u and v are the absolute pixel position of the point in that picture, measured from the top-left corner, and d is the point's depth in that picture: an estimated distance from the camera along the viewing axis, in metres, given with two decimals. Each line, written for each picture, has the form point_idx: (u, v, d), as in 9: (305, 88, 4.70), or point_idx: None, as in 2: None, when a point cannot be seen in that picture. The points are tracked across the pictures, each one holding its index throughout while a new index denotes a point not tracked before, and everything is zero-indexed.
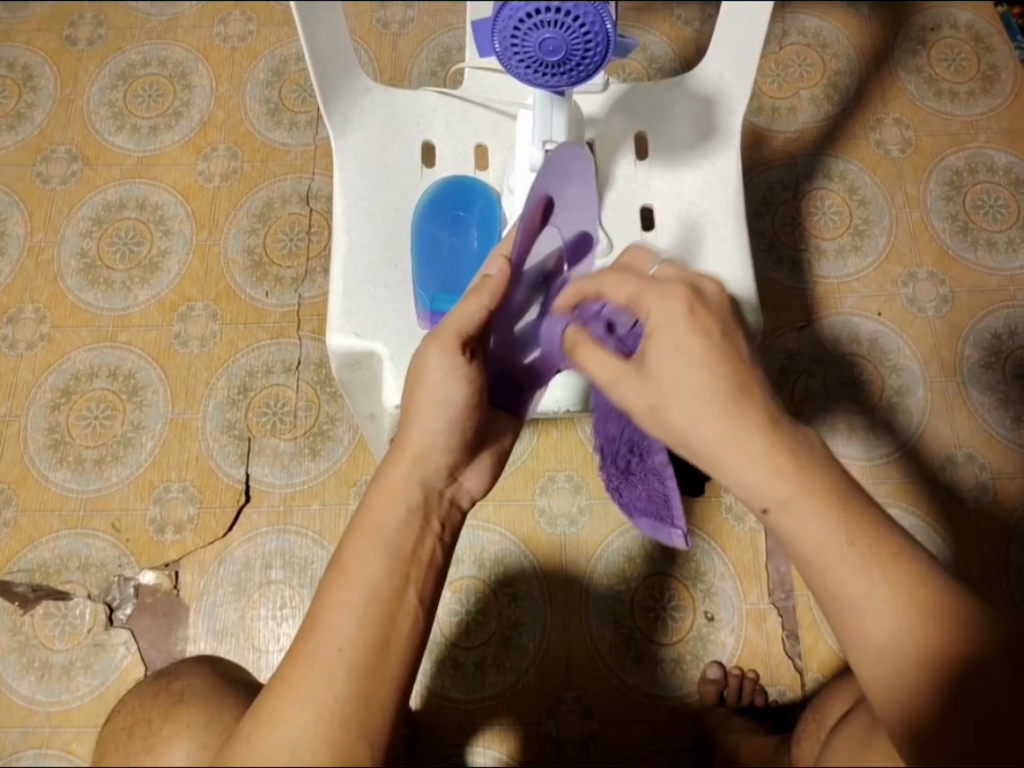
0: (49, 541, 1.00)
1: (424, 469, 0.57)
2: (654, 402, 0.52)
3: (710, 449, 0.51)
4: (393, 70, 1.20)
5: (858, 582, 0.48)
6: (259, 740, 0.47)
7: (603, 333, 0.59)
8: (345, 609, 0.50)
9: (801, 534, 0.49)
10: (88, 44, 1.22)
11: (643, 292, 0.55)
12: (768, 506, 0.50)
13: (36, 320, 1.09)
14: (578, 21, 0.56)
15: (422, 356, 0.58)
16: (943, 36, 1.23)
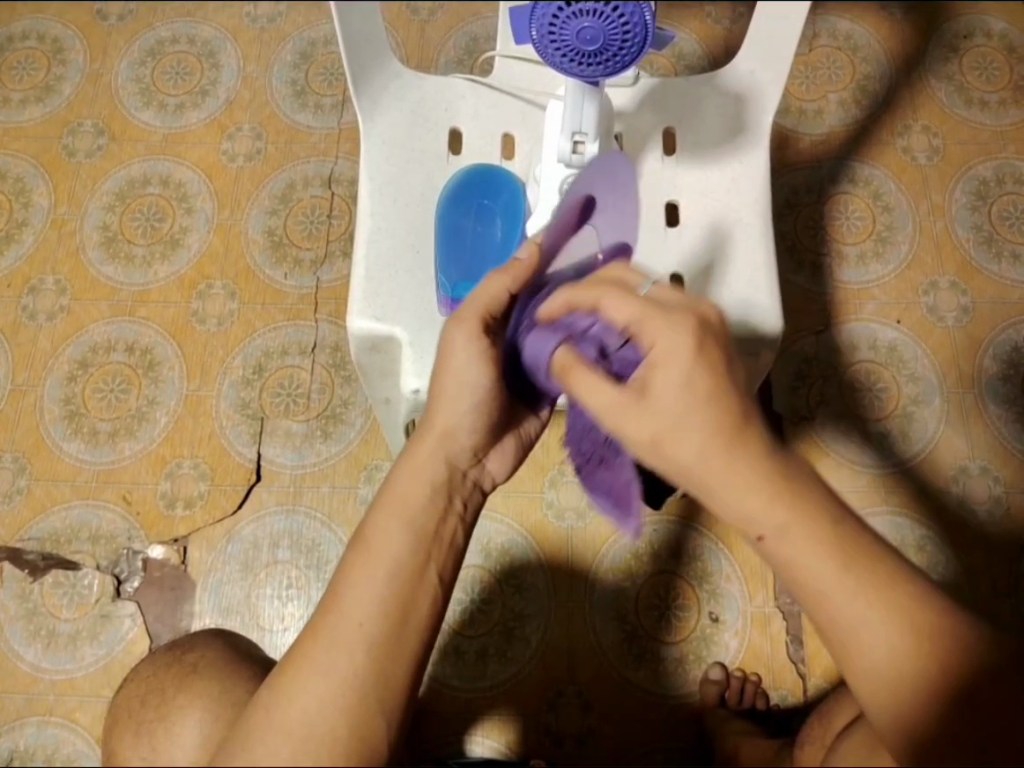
0: (60, 510, 1.01)
1: (448, 447, 0.57)
2: (656, 432, 0.48)
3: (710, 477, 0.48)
4: (420, 57, 1.20)
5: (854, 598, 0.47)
6: (277, 713, 0.47)
7: (596, 357, 0.54)
8: (366, 584, 0.50)
9: (799, 558, 0.48)
10: (119, 19, 1.22)
11: (648, 317, 0.50)
12: (763, 533, 0.48)
13: (57, 291, 1.10)
14: (618, 11, 0.56)
15: (448, 336, 0.58)
16: (975, 43, 1.22)
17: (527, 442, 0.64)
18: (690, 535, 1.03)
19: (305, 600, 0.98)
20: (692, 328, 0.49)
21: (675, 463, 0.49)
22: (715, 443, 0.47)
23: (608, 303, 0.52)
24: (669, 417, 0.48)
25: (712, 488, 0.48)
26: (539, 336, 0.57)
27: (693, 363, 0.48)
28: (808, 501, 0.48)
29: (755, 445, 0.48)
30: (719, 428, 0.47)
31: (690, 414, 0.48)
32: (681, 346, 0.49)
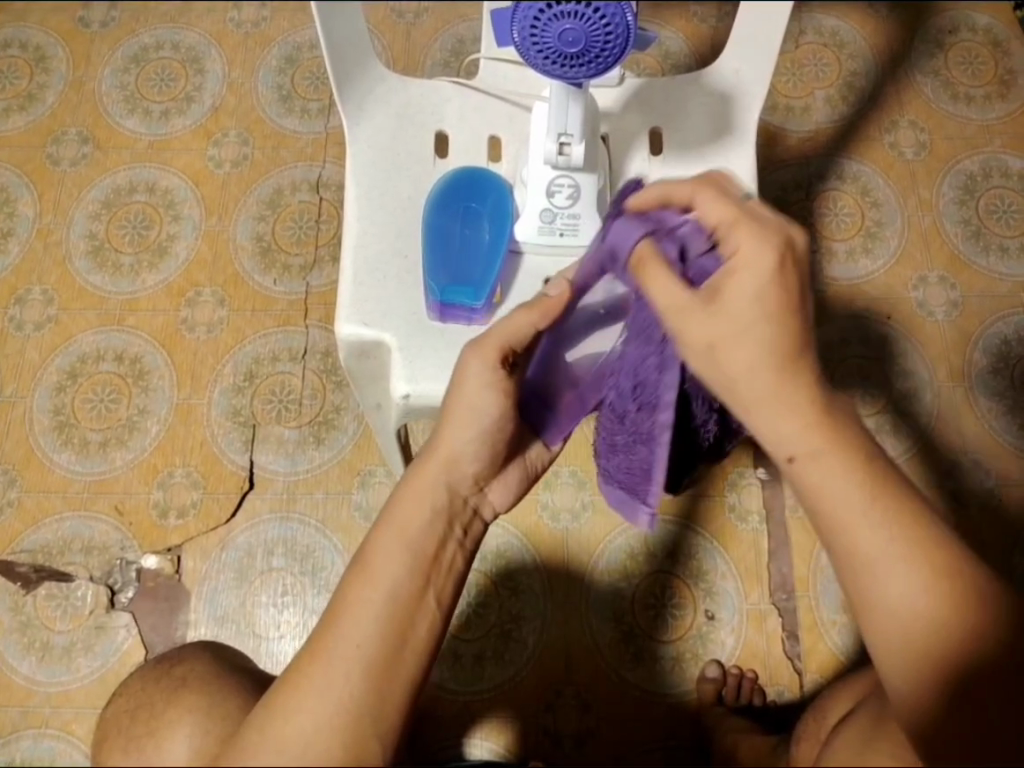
0: (52, 522, 1.00)
1: (451, 475, 0.57)
2: (714, 337, 0.48)
3: (759, 394, 0.48)
4: (407, 60, 1.19)
5: (862, 548, 0.49)
6: (272, 732, 0.47)
7: (673, 258, 0.53)
8: (364, 607, 0.50)
9: (823, 487, 0.49)
10: (101, 26, 1.21)
11: (739, 221, 0.49)
12: (794, 455, 0.49)
13: (44, 302, 1.09)
14: (599, 12, 0.55)
15: (463, 364, 0.58)
16: (960, 38, 1.22)
17: (531, 478, 0.65)
18: (689, 538, 1.03)
19: (300, 606, 0.97)
20: (781, 242, 0.48)
21: (726, 376, 0.49)
22: (772, 360, 0.48)
23: (703, 198, 0.51)
24: (735, 325, 0.48)
25: (755, 408, 0.49)
26: (626, 221, 0.55)
27: (776, 278, 0.48)
28: (842, 438, 0.49)
29: (806, 374, 0.49)
30: (777, 349, 0.48)
31: (755, 326, 0.48)
32: (765, 261, 0.48)
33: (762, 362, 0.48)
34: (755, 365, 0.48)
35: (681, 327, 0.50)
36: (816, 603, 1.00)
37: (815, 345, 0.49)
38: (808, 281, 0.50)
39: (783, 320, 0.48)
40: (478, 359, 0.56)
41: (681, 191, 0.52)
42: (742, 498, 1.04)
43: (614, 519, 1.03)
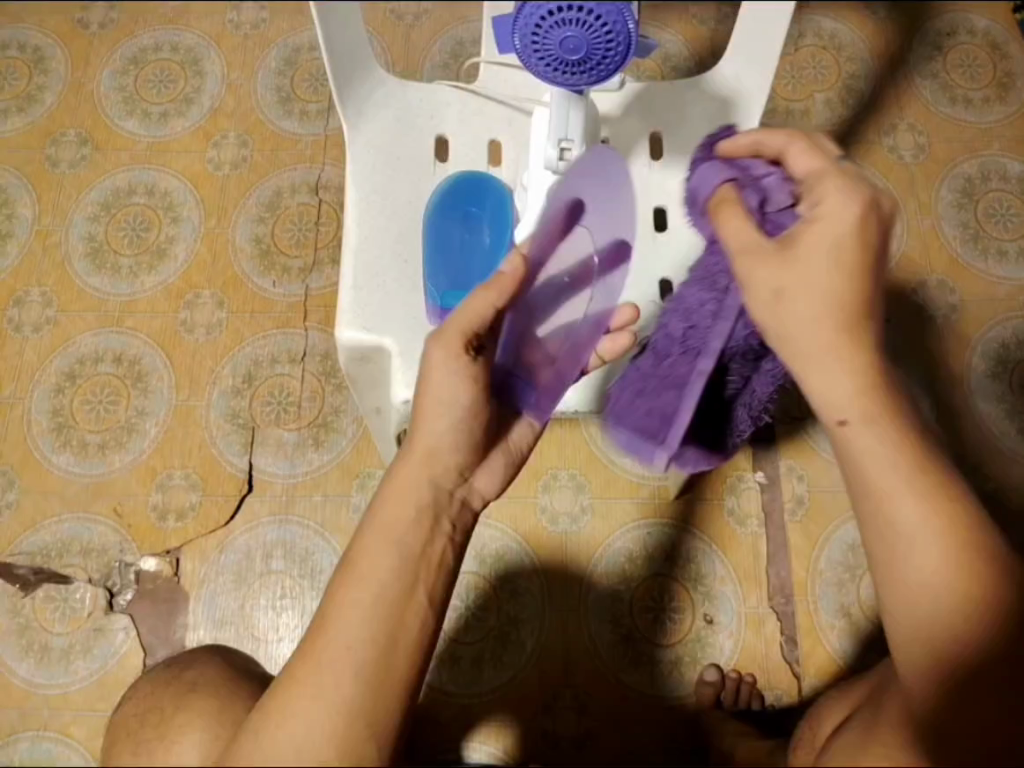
0: (51, 524, 1.00)
1: (432, 468, 0.56)
2: (782, 285, 0.50)
3: (815, 346, 0.50)
4: (406, 62, 1.19)
5: (900, 519, 0.49)
6: (268, 735, 0.48)
7: (754, 206, 0.55)
8: (355, 607, 0.50)
9: (866, 453, 0.50)
10: (100, 27, 1.21)
11: (826, 174, 0.52)
12: (846, 419, 0.50)
13: (43, 303, 1.09)
14: (601, 20, 0.55)
15: (427, 356, 0.57)
16: (959, 41, 1.22)
17: (518, 463, 0.64)
18: (685, 538, 1.03)
19: (299, 609, 0.97)
20: (868, 196, 0.50)
21: (784, 326, 0.50)
22: (834, 316, 0.49)
23: (795, 151, 0.54)
24: (803, 277, 0.50)
25: (809, 360, 0.50)
26: (711, 165, 0.58)
27: (852, 235, 0.49)
28: (893, 400, 0.50)
29: (865, 335, 0.50)
30: (841, 306, 0.49)
31: (825, 275, 0.49)
32: (847, 213, 0.49)
33: (827, 310, 0.49)
34: (819, 314, 0.49)
35: (749, 273, 0.51)
36: (815, 606, 1.01)
37: (876, 310, 0.50)
38: (889, 239, 0.51)
39: (851, 276, 0.49)
40: (440, 350, 0.56)
41: (773, 143, 0.55)
42: (741, 502, 1.05)
43: (613, 522, 1.04)
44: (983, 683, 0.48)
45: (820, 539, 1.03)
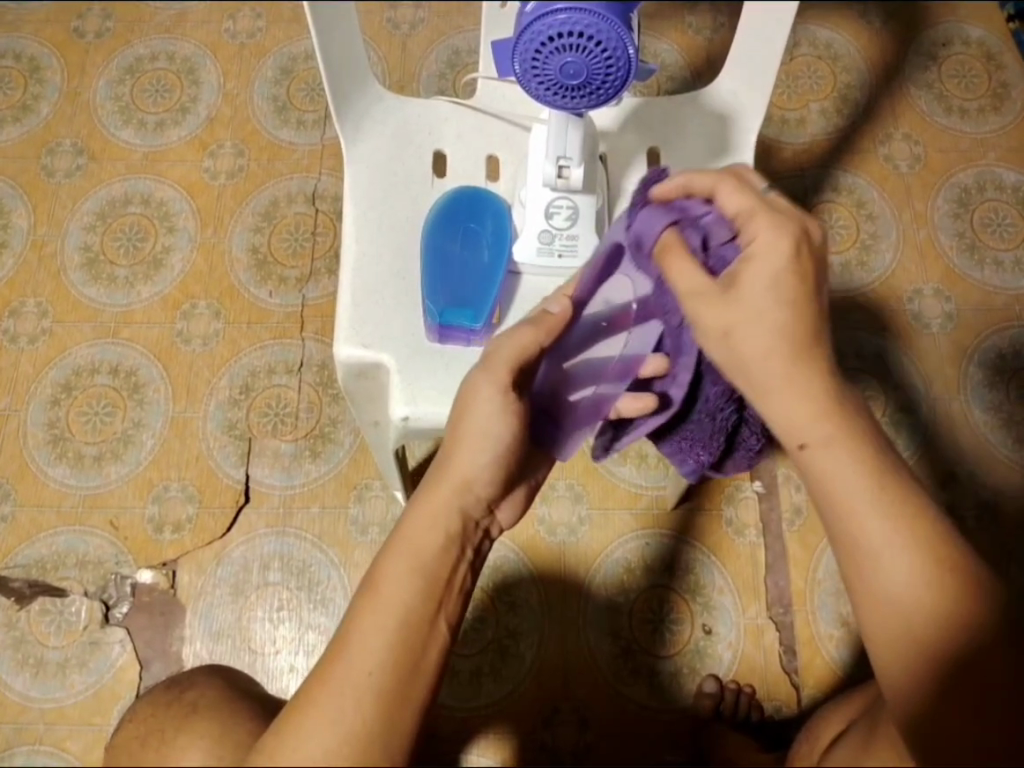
0: (47, 536, 0.99)
1: (464, 497, 0.57)
2: (729, 324, 0.53)
3: (774, 374, 0.52)
4: (402, 71, 1.19)
5: (866, 542, 0.50)
6: (283, 754, 0.47)
7: (697, 245, 0.56)
8: (375, 631, 0.50)
9: (832, 472, 0.51)
10: (96, 37, 1.21)
11: (754, 213, 0.53)
12: (805, 442, 0.52)
13: (39, 314, 1.08)
14: (600, 46, 0.55)
15: (471, 385, 0.58)
16: (954, 51, 1.23)
17: (534, 491, 0.65)
18: (684, 550, 1.03)
19: (297, 622, 0.97)
20: (795, 232, 0.52)
21: (739, 356, 0.53)
22: (783, 347, 0.52)
23: (723, 189, 0.55)
24: (746, 313, 0.52)
25: (770, 390, 0.52)
26: (652, 208, 0.58)
27: (788, 270, 0.51)
28: (850, 426, 0.52)
29: (817, 362, 0.52)
30: (788, 335, 0.51)
31: (769, 311, 0.51)
32: (781, 250, 0.51)
33: (777, 342, 0.51)
34: (771, 349, 0.52)
35: (694, 312, 0.54)
36: (814, 617, 1.01)
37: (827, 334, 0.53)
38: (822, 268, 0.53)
39: (796, 308, 0.51)
40: (486, 381, 0.57)
41: (703, 183, 0.56)
42: (739, 512, 1.05)
43: (611, 533, 1.04)
44: (972, 688, 0.47)
45: (818, 549, 1.03)
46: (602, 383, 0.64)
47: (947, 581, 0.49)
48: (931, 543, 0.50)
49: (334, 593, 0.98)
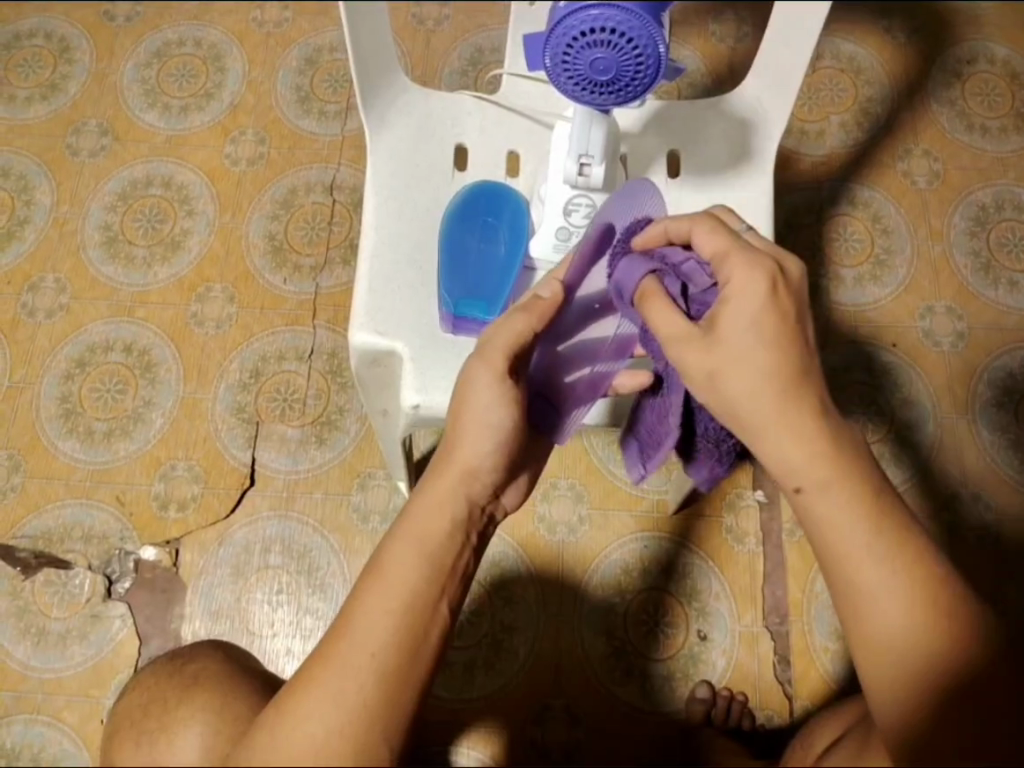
0: (54, 509, 1.01)
1: (469, 483, 0.57)
2: (715, 365, 0.52)
3: (764, 417, 0.51)
4: (425, 67, 1.20)
5: (861, 581, 0.50)
6: (283, 729, 0.49)
7: (677, 294, 0.56)
8: (377, 614, 0.51)
9: (824, 516, 0.51)
10: (126, 20, 1.23)
11: (732, 252, 0.53)
12: (801, 485, 0.51)
13: (57, 290, 1.10)
14: (631, 42, 0.55)
15: (471, 372, 0.58)
16: (978, 69, 1.23)
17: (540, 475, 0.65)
18: (682, 554, 1.04)
19: (295, 605, 0.98)
20: (771, 267, 0.52)
21: (727, 395, 0.52)
22: (770, 385, 0.51)
23: (699, 231, 0.55)
24: (732, 355, 0.51)
25: (764, 429, 0.51)
26: (632, 259, 0.58)
27: (768, 306, 0.51)
28: (846, 466, 0.51)
29: (809, 398, 0.51)
30: (778, 374, 0.51)
31: (757, 350, 0.51)
32: (759, 288, 0.51)
33: (770, 378, 0.51)
34: (758, 388, 0.51)
35: (681, 357, 0.53)
36: (810, 628, 1.01)
37: (815, 369, 0.52)
38: (804, 303, 0.53)
39: (782, 345, 0.51)
40: (483, 368, 0.58)
41: (680, 228, 0.57)
42: (739, 520, 1.05)
43: (610, 533, 1.04)
44: (969, 717, 0.47)
45: (817, 560, 1.03)
46: (599, 363, 0.63)
47: (940, 611, 0.49)
48: (923, 576, 0.50)
49: (333, 579, 0.99)
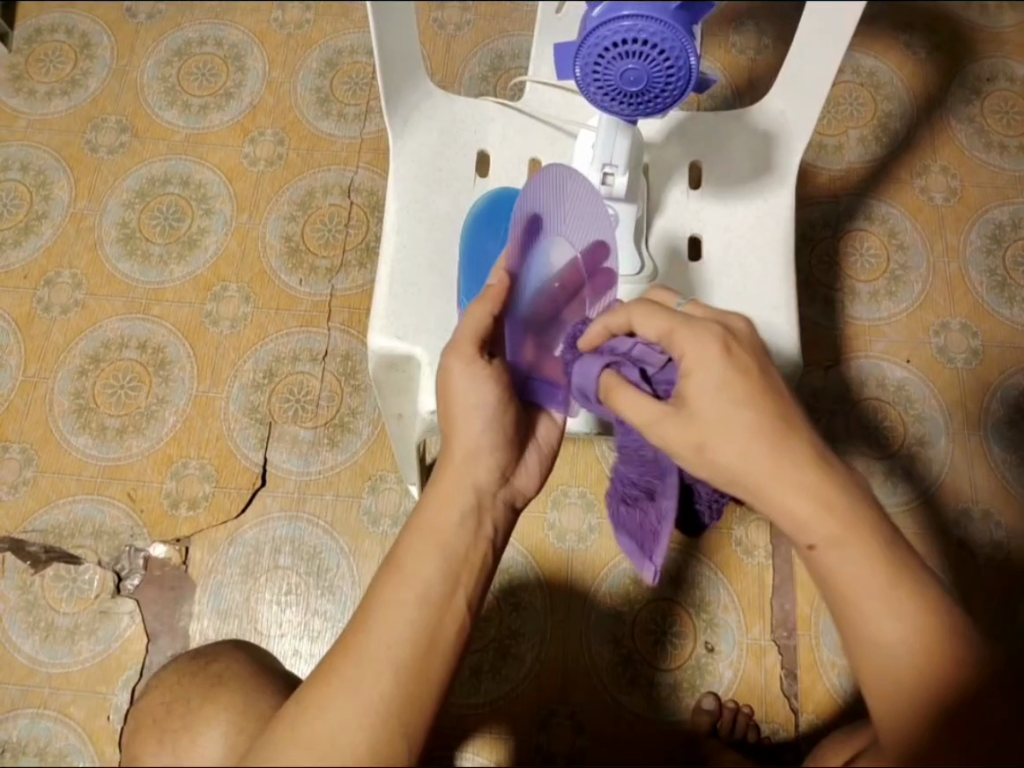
0: (65, 504, 1.01)
1: (473, 472, 0.58)
2: (701, 436, 0.51)
3: (762, 472, 0.50)
4: (446, 72, 1.21)
5: (870, 633, 0.49)
6: (302, 727, 0.48)
7: (638, 379, 0.56)
8: (395, 607, 0.52)
9: (840, 572, 0.49)
10: (148, 17, 1.23)
11: (675, 330, 0.54)
12: (815, 543, 0.49)
13: (73, 285, 1.10)
14: (663, 53, 0.55)
15: (445, 369, 0.59)
16: (997, 87, 1.23)
17: (554, 454, 0.66)
18: (689, 565, 1.03)
19: (303, 607, 0.98)
20: (720, 331, 0.53)
21: (720, 465, 0.51)
22: (761, 442, 0.50)
23: (639, 316, 0.56)
24: (710, 419, 0.51)
25: (766, 486, 0.50)
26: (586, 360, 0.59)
27: (723, 364, 0.52)
28: (854, 520, 0.49)
29: (804, 454, 0.50)
30: (762, 431, 0.50)
31: (733, 410, 0.50)
32: (710, 352, 0.52)
33: (759, 429, 0.50)
34: (748, 446, 0.50)
35: (660, 434, 0.53)
36: (817, 642, 1.01)
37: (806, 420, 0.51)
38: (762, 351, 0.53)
39: (755, 403, 0.51)
40: (456, 363, 0.59)
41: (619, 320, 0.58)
42: (749, 533, 1.05)
43: (620, 542, 1.04)
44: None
45: None
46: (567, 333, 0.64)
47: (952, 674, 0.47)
48: (940, 613, 0.49)
49: (341, 582, 0.99)
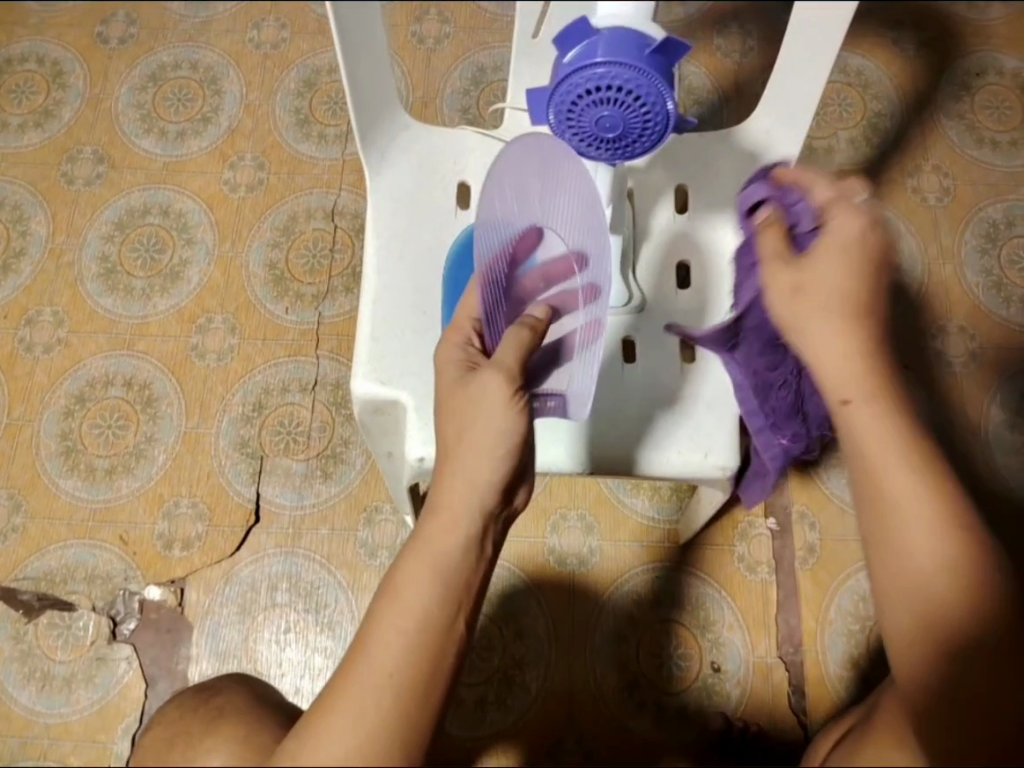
0: (56, 550, 0.99)
1: (480, 494, 0.54)
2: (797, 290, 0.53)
3: (824, 335, 0.52)
4: (426, 87, 1.18)
5: (888, 494, 0.50)
6: (303, 758, 0.47)
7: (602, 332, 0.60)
8: (395, 638, 0.50)
9: (868, 431, 0.51)
10: (119, 42, 1.20)
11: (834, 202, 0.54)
12: (850, 398, 0.51)
13: (54, 323, 1.08)
14: (639, 99, 0.53)
15: (481, 384, 0.55)
16: (987, 82, 1.21)
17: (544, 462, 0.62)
18: (692, 583, 1.02)
19: (303, 644, 0.97)
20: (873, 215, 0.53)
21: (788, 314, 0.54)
22: (841, 303, 0.52)
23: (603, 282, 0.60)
24: (821, 278, 0.53)
25: (818, 351, 0.53)
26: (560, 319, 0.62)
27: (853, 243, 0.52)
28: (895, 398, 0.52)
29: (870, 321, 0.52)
30: (845, 296, 0.52)
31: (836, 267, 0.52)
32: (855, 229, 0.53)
33: (834, 302, 0.52)
34: (825, 300, 0.52)
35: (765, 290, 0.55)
36: (824, 657, 0.99)
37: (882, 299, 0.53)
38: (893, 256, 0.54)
39: (858, 269, 0.52)
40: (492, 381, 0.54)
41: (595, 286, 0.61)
42: (751, 550, 1.04)
43: (621, 563, 1.03)
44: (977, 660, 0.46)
45: (831, 588, 1.01)
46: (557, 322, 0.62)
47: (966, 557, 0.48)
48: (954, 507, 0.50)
49: (340, 617, 0.97)
